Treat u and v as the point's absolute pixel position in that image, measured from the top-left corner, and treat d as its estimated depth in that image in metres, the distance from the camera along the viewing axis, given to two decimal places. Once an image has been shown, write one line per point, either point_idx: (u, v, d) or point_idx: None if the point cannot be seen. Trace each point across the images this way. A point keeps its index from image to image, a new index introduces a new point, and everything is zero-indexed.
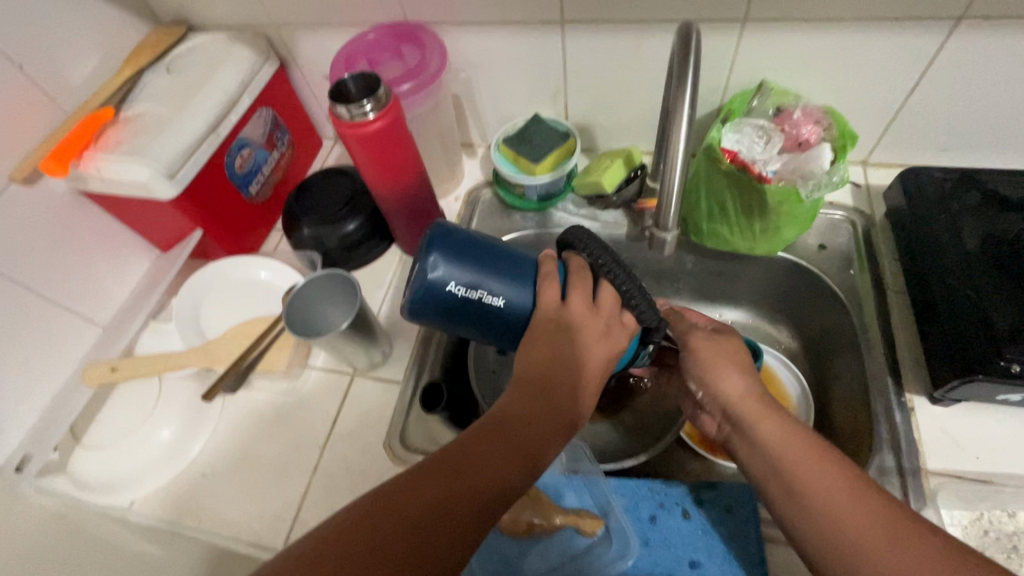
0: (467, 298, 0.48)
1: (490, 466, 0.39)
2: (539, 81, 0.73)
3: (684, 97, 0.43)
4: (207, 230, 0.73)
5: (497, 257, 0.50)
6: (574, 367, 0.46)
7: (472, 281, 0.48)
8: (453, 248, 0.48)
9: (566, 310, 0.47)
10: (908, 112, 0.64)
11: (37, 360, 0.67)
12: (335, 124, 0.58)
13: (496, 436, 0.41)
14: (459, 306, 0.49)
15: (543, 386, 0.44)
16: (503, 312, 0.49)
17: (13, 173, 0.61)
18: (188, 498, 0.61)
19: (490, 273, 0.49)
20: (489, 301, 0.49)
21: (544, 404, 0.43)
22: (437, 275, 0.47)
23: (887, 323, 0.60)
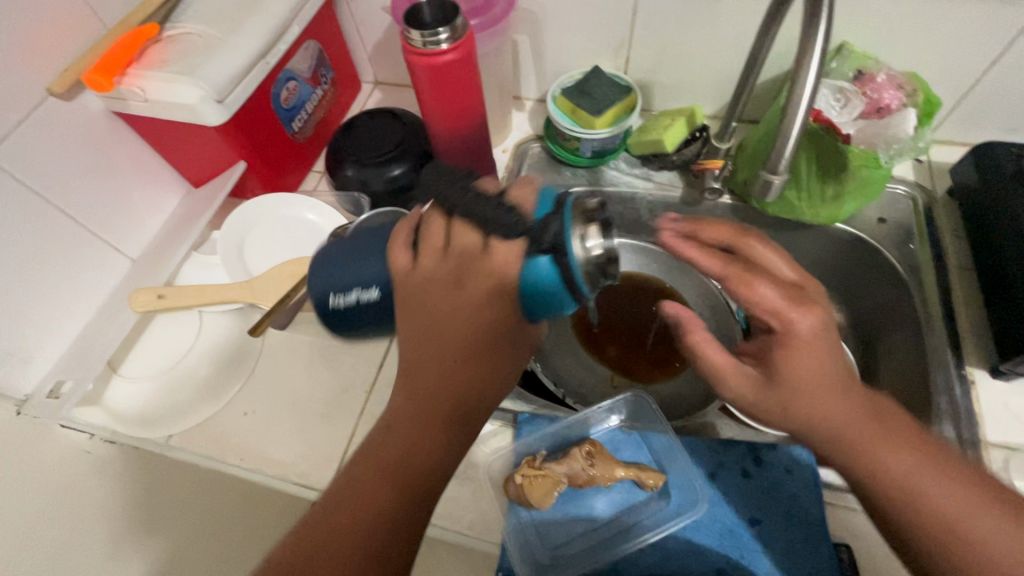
0: (362, 300, 0.47)
1: (362, 492, 0.38)
2: (605, 30, 0.70)
3: (818, 32, 0.42)
4: (250, 164, 0.70)
5: (358, 251, 0.48)
6: (445, 329, 0.40)
7: (350, 282, 0.47)
8: (325, 266, 0.48)
9: (416, 272, 0.41)
10: (985, 85, 0.62)
11: (70, 287, 0.64)
12: (405, 53, 0.55)
13: (378, 445, 0.39)
14: (380, 309, 0.47)
15: (444, 370, 0.40)
16: (385, 303, 0.47)
17: (53, 87, 0.58)
18: (230, 435, 0.59)
19: (355, 270, 0.47)
20: (363, 296, 0.47)
21: (419, 409, 0.39)
22: (321, 298, 0.48)
23: (949, 299, 0.60)
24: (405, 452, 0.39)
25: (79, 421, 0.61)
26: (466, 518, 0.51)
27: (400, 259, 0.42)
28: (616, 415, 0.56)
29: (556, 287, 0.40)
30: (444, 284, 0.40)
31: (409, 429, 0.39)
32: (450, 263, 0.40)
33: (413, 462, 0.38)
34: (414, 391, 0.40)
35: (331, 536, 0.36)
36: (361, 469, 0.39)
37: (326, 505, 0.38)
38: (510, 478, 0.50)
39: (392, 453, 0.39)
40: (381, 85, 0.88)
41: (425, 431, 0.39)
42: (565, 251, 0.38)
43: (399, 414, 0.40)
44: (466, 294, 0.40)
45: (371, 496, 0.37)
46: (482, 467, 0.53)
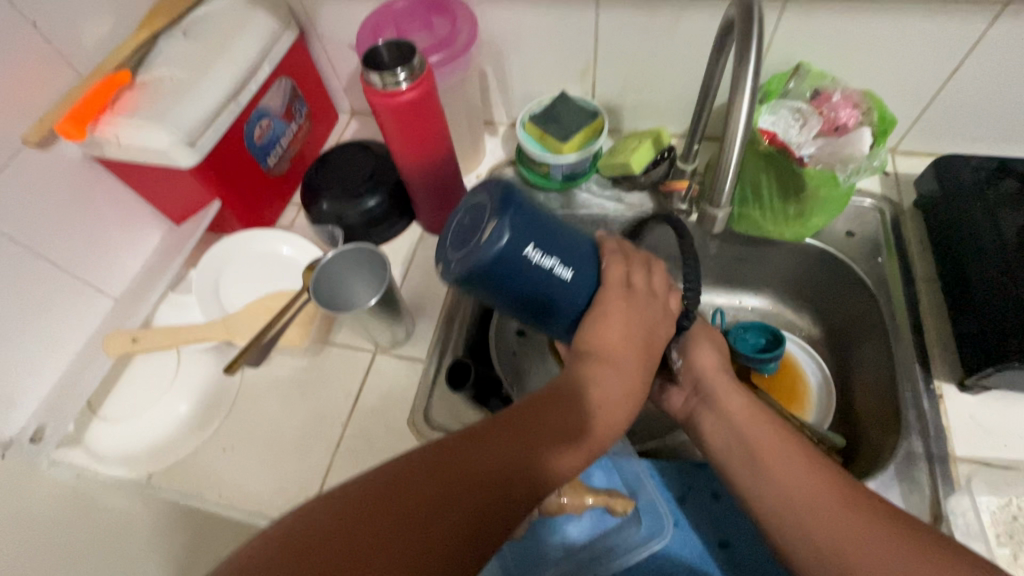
0: (542, 266, 0.46)
1: (538, 433, 0.40)
2: (569, 57, 0.71)
3: (747, 65, 0.43)
4: (226, 202, 0.71)
5: (563, 237, 0.48)
6: (640, 340, 0.47)
7: (548, 247, 0.46)
8: (529, 223, 0.45)
9: (635, 291, 0.49)
10: (944, 97, 0.63)
11: (51, 331, 0.65)
12: (367, 93, 0.56)
13: (557, 402, 0.42)
14: (536, 282, 0.46)
15: (628, 369, 0.45)
16: (560, 287, 0.47)
17: (28, 137, 0.59)
18: (209, 472, 0.60)
19: (561, 246, 0.47)
20: (558, 272, 0.47)
21: (574, 407, 0.42)
22: (509, 244, 0.44)
23: (916, 312, 0.60)
24: (556, 436, 0.40)
25: (61, 463, 0.61)
26: None
27: (614, 274, 0.49)
28: None
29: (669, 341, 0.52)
30: (652, 305, 0.50)
31: (561, 419, 0.41)
32: (638, 295, 0.49)
33: (564, 450, 0.40)
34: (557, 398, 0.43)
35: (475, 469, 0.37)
36: (504, 429, 0.40)
37: (472, 445, 0.38)
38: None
39: (543, 427, 0.40)
40: (358, 114, 0.90)
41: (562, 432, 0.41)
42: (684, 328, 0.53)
43: (543, 406, 0.42)
44: (649, 340, 0.48)
45: (510, 459, 0.38)
46: None
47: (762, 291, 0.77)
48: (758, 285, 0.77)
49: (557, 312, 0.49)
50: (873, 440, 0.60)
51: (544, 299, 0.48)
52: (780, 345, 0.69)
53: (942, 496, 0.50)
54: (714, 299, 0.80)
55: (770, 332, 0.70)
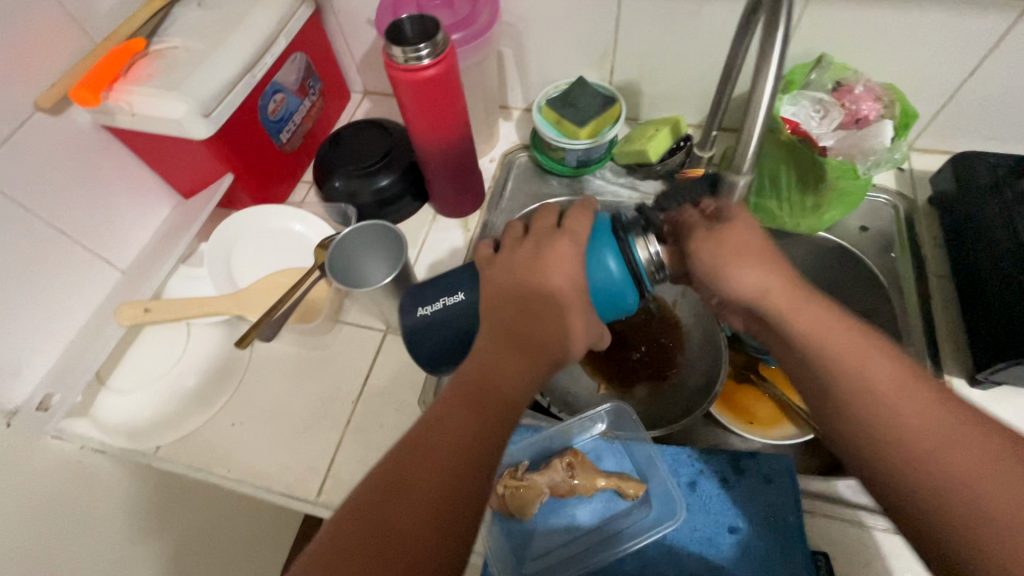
0: (438, 311, 0.52)
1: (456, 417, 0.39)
2: (589, 42, 0.70)
3: (773, 49, 0.43)
4: (238, 176, 0.71)
5: (445, 281, 0.53)
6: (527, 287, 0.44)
7: (435, 298, 0.53)
8: (412, 296, 0.54)
9: (495, 257, 0.49)
10: (963, 94, 0.63)
11: (57, 301, 0.64)
12: (388, 68, 0.55)
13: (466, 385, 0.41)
14: (442, 339, 0.52)
15: (524, 320, 0.43)
16: (470, 302, 0.51)
17: (40, 101, 0.58)
18: (217, 446, 0.60)
19: (444, 284, 0.53)
20: (454, 303, 0.52)
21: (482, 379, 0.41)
22: (410, 319, 0.53)
23: (928, 308, 0.61)
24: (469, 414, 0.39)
25: (69, 433, 0.61)
26: None
27: (485, 256, 0.50)
28: (598, 425, 0.57)
29: (620, 273, 0.46)
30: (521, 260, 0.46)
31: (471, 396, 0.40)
32: (529, 240, 0.47)
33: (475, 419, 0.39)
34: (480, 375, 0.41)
35: (407, 478, 0.36)
36: (433, 432, 0.38)
37: (398, 465, 0.37)
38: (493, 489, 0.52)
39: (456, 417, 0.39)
40: (371, 94, 0.89)
41: (492, 409, 0.40)
42: (631, 251, 0.46)
43: (468, 393, 0.40)
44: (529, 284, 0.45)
45: (445, 456, 0.37)
46: None
47: None
48: None
49: None
50: None
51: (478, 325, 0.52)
52: None
53: None
54: None
55: None
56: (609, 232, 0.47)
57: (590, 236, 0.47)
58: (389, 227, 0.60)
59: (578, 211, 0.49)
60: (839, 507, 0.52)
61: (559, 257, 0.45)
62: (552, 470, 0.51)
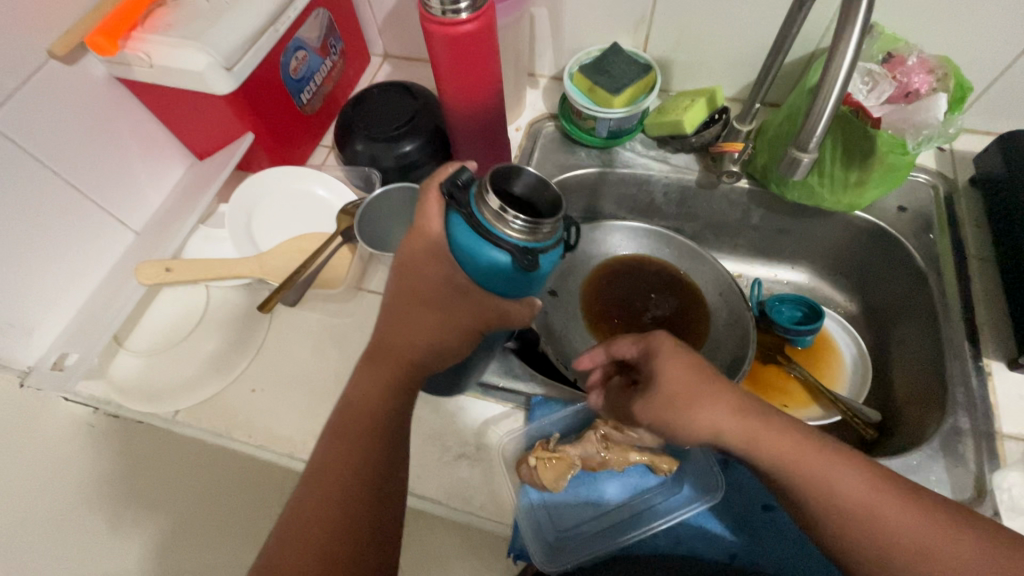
0: None
1: (334, 458, 0.42)
2: (627, 5, 0.67)
3: (859, 12, 0.41)
4: (258, 136, 0.68)
5: None
6: (404, 299, 0.45)
7: None
8: None
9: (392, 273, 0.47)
10: (1015, 71, 0.61)
11: (71, 260, 0.62)
12: (423, 21, 0.53)
13: (342, 420, 0.44)
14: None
15: (395, 341, 0.45)
16: None
17: (54, 49, 0.55)
18: (237, 412, 0.59)
19: None
20: None
21: (356, 415, 0.44)
22: None
23: (968, 290, 0.59)
24: (344, 451, 0.43)
25: (84, 393, 0.60)
26: (476, 500, 0.51)
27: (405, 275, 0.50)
28: None
29: (509, 265, 0.42)
30: (402, 269, 0.45)
31: (347, 434, 0.43)
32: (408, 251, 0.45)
33: (349, 453, 0.43)
34: (347, 413, 0.44)
35: (296, 526, 0.41)
36: (318, 479, 0.42)
37: (294, 514, 0.41)
38: (524, 460, 0.50)
39: (336, 458, 0.42)
40: (391, 58, 0.86)
41: (357, 437, 0.43)
42: (495, 237, 0.41)
43: (341, 424, 0.44)
44: (403, 302, 0.45)
45: (333, 490, 0.41)
46: (494, 449, 0.53)
47: (800, 264, 0.76)
48: (796, 258, 0.76)
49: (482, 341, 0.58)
50: (913, 417, 0.59)
51: None
52: (818, 319, 0.69)
53: (988, 472, 0.50)
54: (749, 270, 0.79)
55: (808, 306, 0.70)
56: (464, 228, 0.42)
57: (451, 242, 0.43)
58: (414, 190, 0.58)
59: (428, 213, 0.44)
60: None
61: (406, 270, 0.45)
62: (577, 449, 0.50)
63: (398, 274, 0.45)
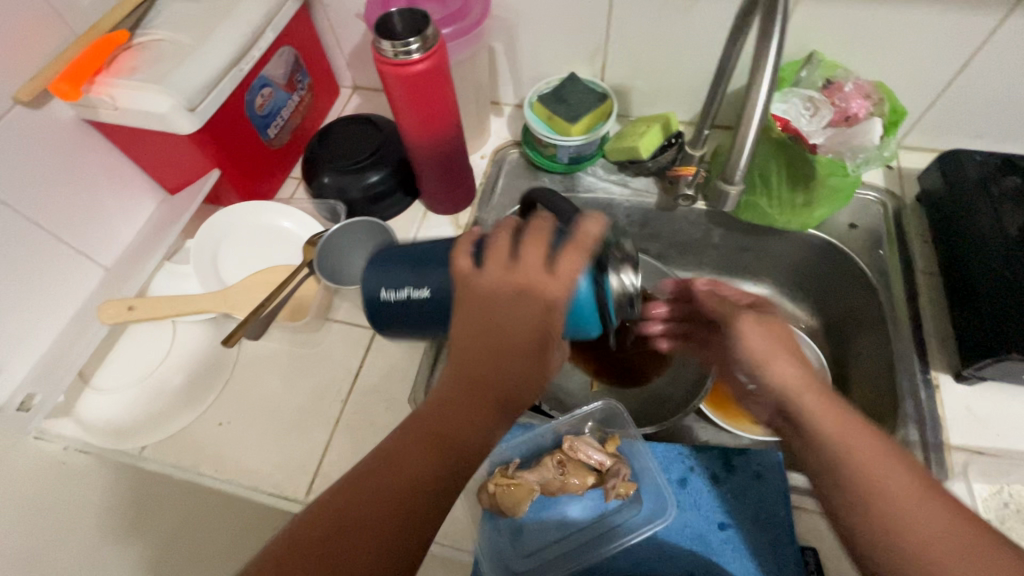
0: (400, 297, 0.48)
1: (385, 492, 0.37)
2: (581, 37, 0.70)
3: (770, 52, 0.44)
4: (225, 172, 0.70)
5: (423, 259, 0.48)
6: (495, 330, 0.38)
7: (409, 276, 0.48)
8: (395, 262, 0.48)
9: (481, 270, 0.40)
10: (951, 92, 0.63)
11: (40, 299, 0.63)
12: (376, 62, 0.55)
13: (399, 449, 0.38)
14: (400, 313, 0.48)
15: (478, 373, 0.38)
16: (438, 296, 0.46)
17: (19, 94, 0.56)
18: (205, 446, 0.59)
19: (414, 269, 0.47)
20: (415, 293, 0.47)
21: (422, 445, 0.38)
22: (369, 288, 0.48)
23: (916, 304, 0.61)
24: (398, 487, 0.37)
25: (52, 432, 0.60)
26: (440, 528, 0.52)
27: (461, 263, 0.41)
28: (589, 422, 0.57)
29: (601, 328, 0.44)
30: (504, 293, 0.38)
31: (405, 468, 0.38)
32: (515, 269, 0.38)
33: (404, 493, 0.37)
34: (392, 456, 0.38)
35: (327, 565, 0.35)
36: (359, 510, 0.36)
37: (330, 546, 0.35)
38: (484, 486, 0.51)
39: (388, 491, 0.37)
40: (360, 90, 0.88)
41: (416, 476, 0.38)
42: (602, 274, 0.42)
43: (397, 453, 0.38)
44: (497, 331, 0.38)
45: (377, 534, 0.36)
46: None
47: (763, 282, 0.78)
48: (758, 275, 0.78)
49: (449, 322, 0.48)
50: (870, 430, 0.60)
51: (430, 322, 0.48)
52: None
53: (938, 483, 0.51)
54: None
55: None
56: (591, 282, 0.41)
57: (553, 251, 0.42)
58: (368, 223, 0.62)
59: (532, 242, 0.40)
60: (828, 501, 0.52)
61: (485, 307, 0.38)
62: (534, 471, 0.51)
63: (466, 310, 0.39)
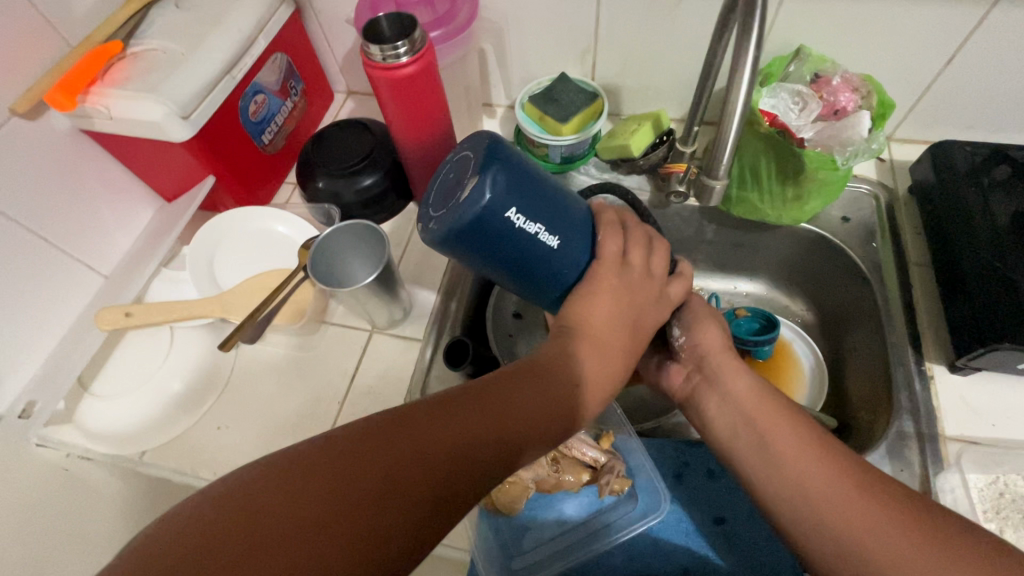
0: (525, 231, 0.42)
1: (458, 431, 0.35)
2: (570, 37, 0.70)
3: (749, 47, 0.45)
4: (220, 178, 0.70)
5: (559, 205, 0.44)
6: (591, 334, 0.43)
7: (536, 211, 0.42)
8: (524, 185, 0.42)
9: (627, 268, 0.46)
10: (941, 84, 0.63)
11: (39, 308, 0.64)
12: (366, 66, 0.55)
13: (475, 400, 0.37)
14: (508, 242, 0.42)
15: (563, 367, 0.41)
16: (559, 253, 0.44)
17: (15, 106, 0.57)
18: (204, 450, 0.60)
19: (554, 213, 0.44)
20: (544, 239, 0.43)
21: (498, 405, 0.37)
22: (498, 201, 0.40)
23: (909, 296, 0.61)
24: (476, 435, 0.35)
25: (53, 439, 0.61)
26: None
27: (609, 249, 0.46)
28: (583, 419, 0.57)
29: None
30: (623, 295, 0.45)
31: (483, 418, 0.36)
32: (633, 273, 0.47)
33: (481, 448, 0.35)
34: (469, 401, 0.36)
35: (374, 479, 0.31)
36: (427, 434, 0.34)
37: (385, 446, 0.32)
38: None
39: (464, 431, 0.35)
40: (354, 94, 0.88)
41: (491, 432, 0.36)
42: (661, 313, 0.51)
43: (471, 397, 0.37)
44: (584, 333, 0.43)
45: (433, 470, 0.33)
46: None
47: (757, 276, 0.78)
48: (752, 270, 0.78)
49: (548, 270, 0.45)
50: (864, 423, 0.60)
51: (529, 264, 0.44)
52: (773, 330, 0.69)
53: (933, 474, 0.51)
54: (708, 284, 0.80)
55: (763, 316, 0.70)
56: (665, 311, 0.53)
57: None
58: (361, 223, 0.62)
59: (658, 253, 0.49)
60: None
61: (615, 292, 0.45)
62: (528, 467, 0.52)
63: (596, 291, 0.45)
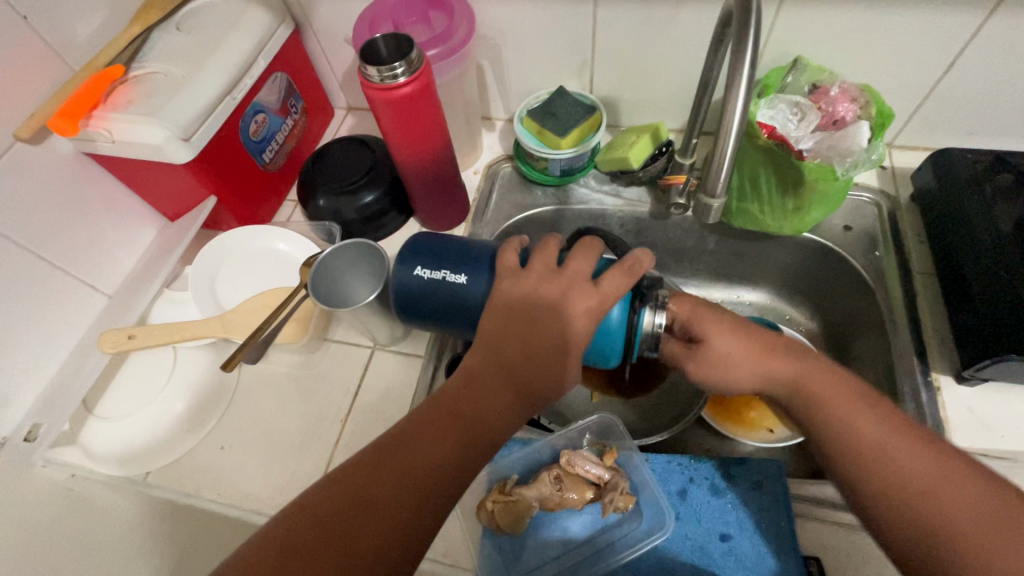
0: (433, 280, 0.51)
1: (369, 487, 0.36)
2: (567, 51, 0.71)
3: (742, 63, 0.45)
4: (221, 199, 0.71)
5: (463, 250, 0.52)
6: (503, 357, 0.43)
7: (438, 262, 0.51)
8: (423, 247, 0.52)
9: (524, 271, 0.45)
10: (940, 92, 0.63)
11: (44, 331, 0.64)
12: (364, 87, 0.56)
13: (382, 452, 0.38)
14: (422, 297, 0.52)
15: (474, 394, 0.42)
16: (468, 288, 0.50)
17: (19, 131, 0.57)
18: (205, 471, 0.60)
19: (453, 258, 0.51)
20: (451, 280, 0.51)
21: (404, 450, 0.38)
22: (403, 266, 0.52)
23: (914, 306, 0.60)
24: (384, 483, 0.37)
25: (57, 461, 0.61)
26: (440, 547, 0.51)
27: (507, 259, 0.47)
28: (585, 436, 0.57)
29: (618, 357, 0.50)
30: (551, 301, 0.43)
31: (389, 465, 0.38)
32: (564, 274, 0.44)
33: (390, 492, 0.37)
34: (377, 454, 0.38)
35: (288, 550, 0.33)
36: (335, 495, 0.36)
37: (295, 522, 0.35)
38: (482, 504, 0.51)
39: (372, 486, 0.37)
40: (354, 110, 0.89)
41: (399, 471, 0.37)
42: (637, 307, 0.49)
43: (378, 449, 0.39)
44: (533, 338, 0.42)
45: (342, 527, 0.35)
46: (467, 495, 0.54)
47: (758, 285, 0.78)
48: (753, 279, 0.78)
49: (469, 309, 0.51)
50: None
51: (452, 309, 0.51)
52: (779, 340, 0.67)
53: None
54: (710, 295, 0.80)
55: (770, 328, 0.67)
56: (624, 298, 0.49)
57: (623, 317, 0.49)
58: (363, 241, 0.62)
59: (579, 254, 0.46)
60: (831, 509, 0.51)
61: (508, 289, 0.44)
62: (529, 486, 0.52)
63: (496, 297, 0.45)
